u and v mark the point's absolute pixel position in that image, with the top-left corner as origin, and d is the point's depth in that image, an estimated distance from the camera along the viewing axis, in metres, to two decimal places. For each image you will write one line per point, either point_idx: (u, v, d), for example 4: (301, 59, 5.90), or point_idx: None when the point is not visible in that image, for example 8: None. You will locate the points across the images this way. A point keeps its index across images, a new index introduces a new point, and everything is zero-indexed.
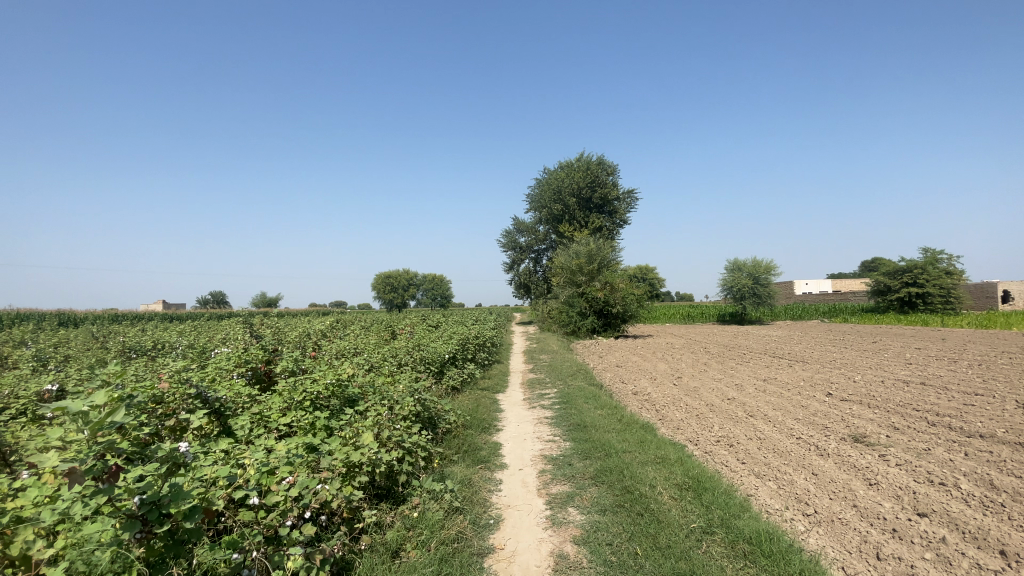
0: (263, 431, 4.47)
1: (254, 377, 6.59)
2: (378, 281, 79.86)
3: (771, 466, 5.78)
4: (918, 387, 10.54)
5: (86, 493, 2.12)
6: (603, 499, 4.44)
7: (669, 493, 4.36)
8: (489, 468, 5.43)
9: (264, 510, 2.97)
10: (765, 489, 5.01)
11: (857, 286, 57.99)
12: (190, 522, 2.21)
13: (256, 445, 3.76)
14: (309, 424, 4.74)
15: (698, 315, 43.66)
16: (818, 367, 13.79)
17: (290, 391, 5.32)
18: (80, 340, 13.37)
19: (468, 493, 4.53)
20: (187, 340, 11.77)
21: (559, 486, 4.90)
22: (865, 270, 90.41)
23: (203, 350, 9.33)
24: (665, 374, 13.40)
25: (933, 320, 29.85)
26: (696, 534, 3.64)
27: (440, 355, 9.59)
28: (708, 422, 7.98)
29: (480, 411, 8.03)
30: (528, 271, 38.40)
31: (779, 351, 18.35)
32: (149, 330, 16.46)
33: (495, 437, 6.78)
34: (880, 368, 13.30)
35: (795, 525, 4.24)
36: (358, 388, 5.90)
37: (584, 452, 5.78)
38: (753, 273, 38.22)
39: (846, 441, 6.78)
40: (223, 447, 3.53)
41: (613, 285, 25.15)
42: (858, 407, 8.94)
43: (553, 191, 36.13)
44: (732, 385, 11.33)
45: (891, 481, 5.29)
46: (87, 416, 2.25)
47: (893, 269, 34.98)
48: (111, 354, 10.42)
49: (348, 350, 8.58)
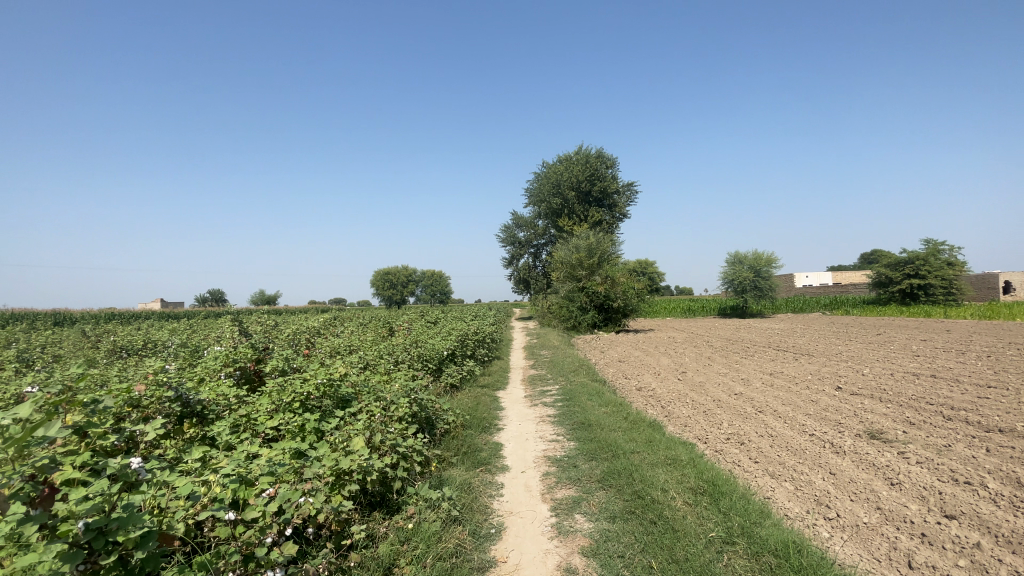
0: (249, 435, 4.19)
1: (243, 377, 6.30)
2: (377, 278, 79.63)
3: (787, 465, 5.51)
4: (929, 381, 10.25)
5: (15, 520, 1.81)
6: (611, 504, 4.15)
7: (682, 498, 4.06)
8: (490, 471, 5.16)
9: (240, 526, 2.68)
10: (783, 491, 4.75)
11: (857, 279, 57.92)
12: (142, 552, 1.92)
13: (236, 453, 3.48)
14: (298, 427, 4.46)
15: (699, 310, 43.37)
16: (824, 361, 13.50)
17: (279, 391, 5.03)
18: (73, 339, 13.11)
19: (468, 500, 4.24)
20: (180, 338, 11.51)
21: (565, 490, 4.60)
22: (864, 262, 90.40)
23: (195, 349, 9.04)
24: (669, 368, 13.14)
25: (935, 311, 29.64)
26: (716, 545, 3.35)
27: (438, 352, 9.30)
28: (716, 418, 7.70)
29: (479, 410, 7.74)
30: (527, 266, 38.13)
31: (783, 343, 18.07)
32: (144, 329, 16.21)
33: (496, 438, 6.48)
34: (888, 361, 13.01)
35: (819, 532, 3.98)
36: (352, 388, 5.60)
37: (590, 453, 5.49)
38: (754, 265, 38.00)
39: (862, 438, 6.50)
40: (201, 456, 3.25)
41: (613, 279, 24.85)
42: (869, 401, 8.66)
43: (552, 184, 35.82)
44: (738, 380, 11.05)
45: (913, 481, 5.01)
46: (23, 428, 1.97)
47: (895, 261, 34.74)
48: (102, 354, 10.18)
49: (342, 347, 8.27)
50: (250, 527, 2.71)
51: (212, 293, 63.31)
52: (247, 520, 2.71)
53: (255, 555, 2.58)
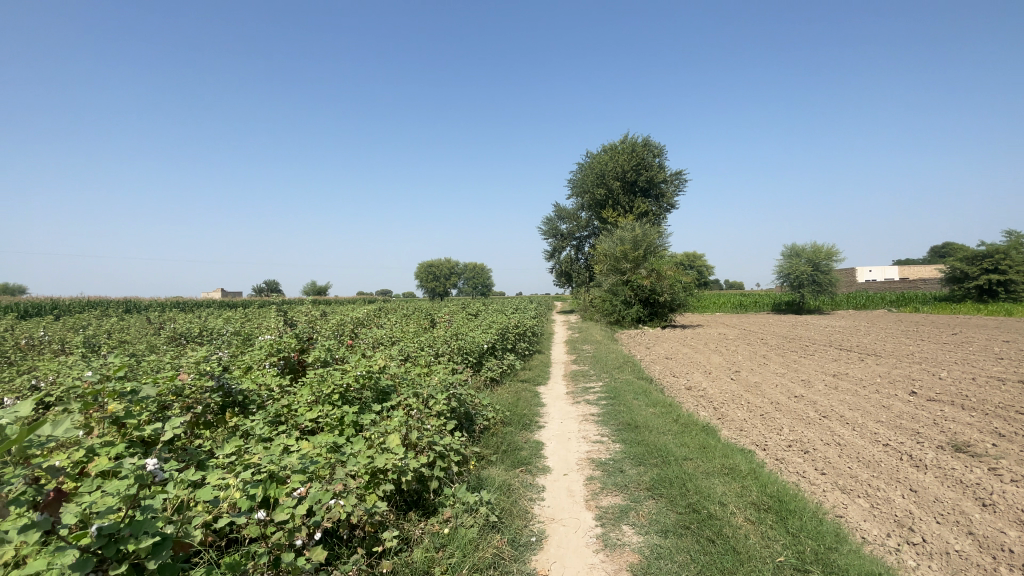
0: (287, 428, 4.14)
1: (288, 366, 6.35)
2: (421, 270, 80.80)
3: (859, 479, 4.98)
4: (1020, 387, 9.17)
5: (23, 525, 1.78)
6: (663, 517, 3.81)
7: (744, 514, 3.67)
8: (531, 472, 4.92)
9: (270, 527, 2.58)
10: (855, 508, 4.27)
11: (927, 274, 53.73)
12: (154, 562, 1.83)
13: (271, 447, 3.40)
14: (337, 420, 4.37)
15: (751, 305, 41.45)
16: (894, 362, 12.41)
17: (320, 382, 4.99)
18: (140, 326, 13.94)
19: (507, 504, 4.01)
20: (233, 327, 11.96)
21: (611, 498, 4.29)
22: (933, 257, 83.96)
23: (245, 337, 9.31)
24: (720, 367, 12.47)
25: (1019, 309, 26.95)
26: (785, 573, 2.97)
27: (479, 345, 9.15)
28: (775, 422, 7.15)
29: (520, 406, 7.53)
30: (570, 259, 37.54)
31: (846, 342, 16.83)
32: (203, 316, 17.11)
33: (537, 436, 6.24)
34: (969, 364, 11.80)
35: (903, 560, 3.51)
36: (391, 381, 5.50)
37: (638, 458, 5.14)
38: (812, 258, 35.79)
39: (944, 451, 5.80)
40: (235, 449, 3.21)
41: (659, 272, 24.03)
42: (950, 409, 7.80)
43: (596, 174, 35.02)
44: (797, 381, 10.29)
45: (1009, 502, 4.37)
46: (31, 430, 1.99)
47: (973, 254, 31.82)
48: (164, 340, 10.75)
49: (384, 339, 8.25)
50: (278, 527, 2.61)
51: (269, 284, 66.46)
52: (277, 521, 2.60)
53: (282, 560, 2.46)
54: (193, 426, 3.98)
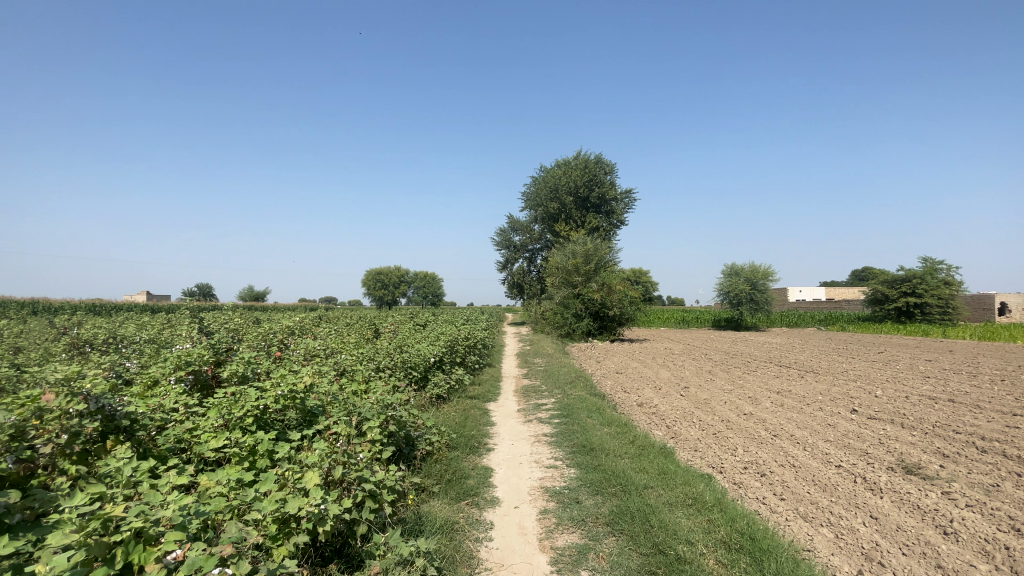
0: (181, 462, 3.42)
1: (198, 382, 5.45)
2: (369, 278, 78.03)
3: (820, 505, 4.78)
4: (948, 406, 9.56)
5: None
6: (626, 560, 3.38)
7: (715, 556, 3.30)
8: (478, 506, 4.37)
9: None
10: (822, 540, 4.04)
11: (848, 296, 58.22)
12: None
13: (147, 491, 2.70)
14: (248, 449, 3.69)
15: (693, 321, 42.91)
16: (831, 379, 12.82)
17: (231, 403, 4.26)
18: (37, 330, 12.20)
19: (449, 549, 3.46)
20: (148, 334, 10.65)
21: (567, 536, 3.81)
22: (854, 280, 90.97)
23: (158, 346, 8.20)
24: (670, 382, 12.41)
25: (933, 331, 29.18)
26: None
27: (425, 359, 8.53)
28: (729, 442, 7.01)
29: (467, 426, 6.98)
30: (522, 271, 37.31)
31: (785, 359, 17.40)
32: (117, 321, 15.37)
33: (485, 461, 5.70)
34: (900, 382, 12.33)
35: None
36: (320, 400, 4.83)
37: (595, 486, 4.71)
38: (751, 278, 37.47)
39: (897, 473, 5.78)
40: (98, 495, 2.50)
41: (610, 286, 24.19)
42: (892, 428, 7.94)
43: (550, 188, 35.18)
44: (744, 398, 10.30)
45: (971, 531, 4.29)
46: None
47: (892, 278, 34.34)
48: (63, 347, 9.38)
49: (319, 351, 7.48)
50: None
51: (201, 286, 62.14)
52: None
53: None
54: (61, 457, 3.18)
